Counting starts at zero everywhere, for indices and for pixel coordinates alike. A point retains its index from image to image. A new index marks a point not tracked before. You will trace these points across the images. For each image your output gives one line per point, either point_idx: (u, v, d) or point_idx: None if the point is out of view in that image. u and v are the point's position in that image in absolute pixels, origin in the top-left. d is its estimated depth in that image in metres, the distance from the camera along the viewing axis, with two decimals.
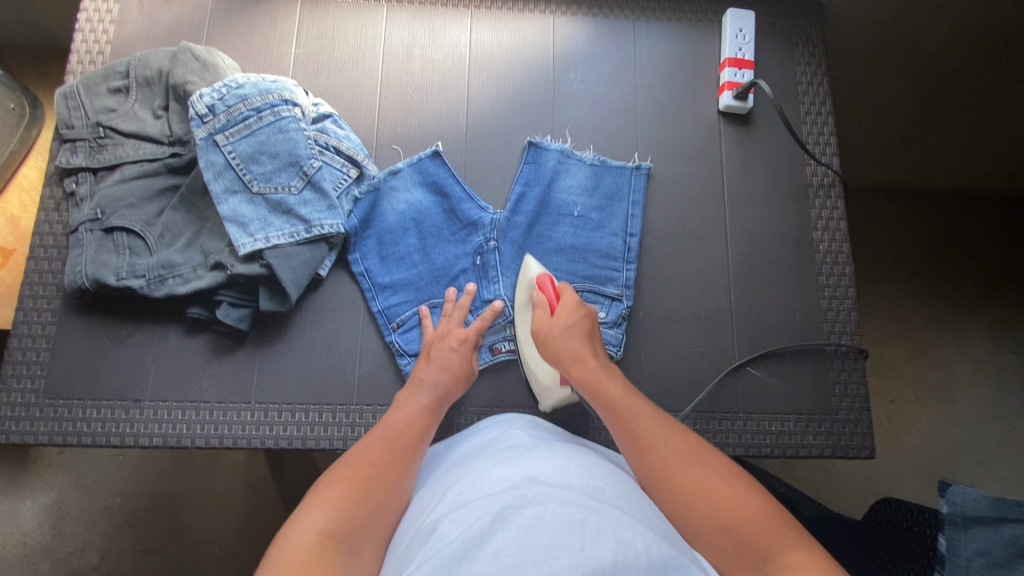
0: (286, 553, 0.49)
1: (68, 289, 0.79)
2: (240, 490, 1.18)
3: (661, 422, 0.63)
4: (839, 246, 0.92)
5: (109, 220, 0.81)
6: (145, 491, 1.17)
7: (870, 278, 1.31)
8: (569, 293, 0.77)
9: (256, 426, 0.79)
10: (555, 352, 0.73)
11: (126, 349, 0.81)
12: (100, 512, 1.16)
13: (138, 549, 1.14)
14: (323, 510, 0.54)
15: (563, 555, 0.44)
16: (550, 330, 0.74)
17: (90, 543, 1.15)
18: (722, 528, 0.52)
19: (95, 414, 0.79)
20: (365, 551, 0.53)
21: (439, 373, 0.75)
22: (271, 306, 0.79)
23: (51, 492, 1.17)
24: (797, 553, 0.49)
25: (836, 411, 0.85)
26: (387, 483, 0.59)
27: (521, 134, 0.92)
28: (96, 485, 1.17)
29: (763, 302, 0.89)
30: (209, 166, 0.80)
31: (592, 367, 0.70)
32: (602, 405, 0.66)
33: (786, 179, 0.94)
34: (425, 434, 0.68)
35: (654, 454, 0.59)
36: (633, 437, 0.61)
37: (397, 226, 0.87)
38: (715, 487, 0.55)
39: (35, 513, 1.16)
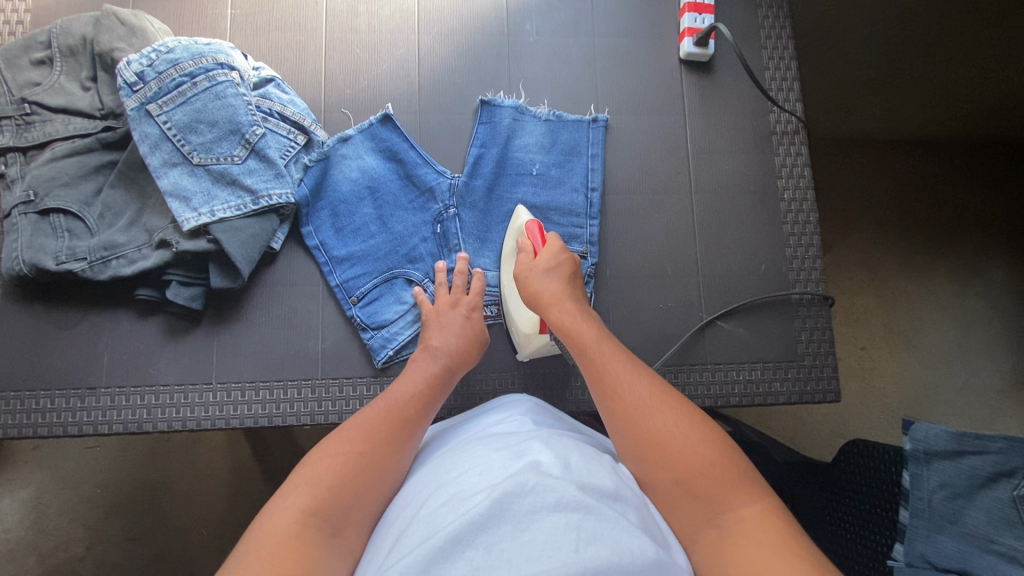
0: (268, 534, 0.49)
1: (8, 277, 0.75)
2: (221, 473, 1.17)
3: (634, 367, 0.63)
4: (803, 193, 0.91)
5: (43, 201, 0.76)
6: (124, 479, 1.16)
7: (842, 228, 1.31)
8: (555, 240, 0.77)
9: (219, 406, 0.77)
10: (533, 294, 0.73)
11: (77, 336, 0.78)
12: (80, 503, 1.15)
13: (122, 536, 1.13)
14: (309, 488, 0.53)
15: (556, 553, 0.43)
16: (530, 271, 0.75)
17: (74, 535, 1.13)
18: (676, 480, 0.54)
19: (49, 405, 0.76)
20: (349, 531, 0.53)
21: (447, 336, 0.73)
22: (223, 284, 0.76)
23: (26, 488, 1.15)
24: (748, 508, 0.51)
25: (803, 357, 0.86)
26: (380, 464, 0.57)
27: (475, 92, 0.89)
28: (74, 477, 1.16)
29: (729, 253, 0.89)
30: (144, 138, 0.75)
31: (568, 311, 0.70)
32: (576, 350, 0.67)
33: (750, 126, 0.92)
34: (430, 408, 0.65)
35: (619, 399, 0.60)
36: (599, 378, 0.63)
37: (351, 195, 0.83)
38: (677, 437, 0.56)
39: (13, 508, 1.14)
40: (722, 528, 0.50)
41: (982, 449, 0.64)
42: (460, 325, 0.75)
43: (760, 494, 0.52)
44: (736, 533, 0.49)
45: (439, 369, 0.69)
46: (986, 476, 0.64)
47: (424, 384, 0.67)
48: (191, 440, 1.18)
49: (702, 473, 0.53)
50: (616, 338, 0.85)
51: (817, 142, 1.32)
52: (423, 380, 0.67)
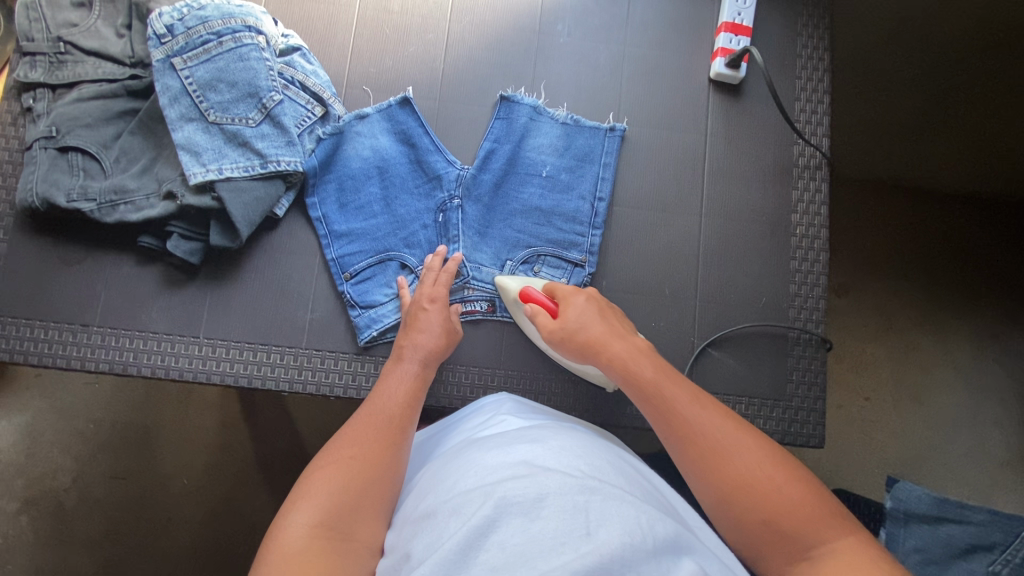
0: (281, 551, 0.50)
1: (21, 207, 0.78)
2: (207, 426, 1.19)
3: (702, 402, 0.60)
4: (816, 231, 0.89)
5: (63, 139, 0.79)
6: (114, 419, 1.19)
7: (862, 274, 1.27)
8: (563, 292, 0.76)
9: (204, 360, 0.79)
10: (576, 340, 0.70)
11: (78, 273, 0.80)
12: (69, 436, 1.18)
13: (104, 473, 1.16)
14: (310, 503, 0.54)
15: (569, 542, 0.44)
16: (562, 329, 0.71)
17: (60, 465, 1.17)
18: (764, 521, 0.51)
19: (43, 335, 0.78)
20: (361, 531, 0.54)
21: (422, 334, 0.74)
22: (221, 241, 0.77)
23: (21, 413, 1.19)
24: (843, 540, 0.49)
25: (791, 397, 0.85)
26: (376, 460, 0.59)
27: (497, 87, 0.88)
28: (67, 410, 1.19)
29: (733, 282, 0.87)
30: (165, 90, 0.76)
31: (619, 351, 0.67)
32: (636, 392, 0.64)
33: (771, 156, 0.90)
34: (413, 404, 0.67)
35: (694, 442, 0.57)
36: (669, 422, 0.59)
37: (360, 173, 0.84)
38: (762, 475, 0.53)
39: (5, 432, 1.18)
40: (815, 563, 0.49)
41: (962, 519, 0.68)
42: (437, 321, 0.75)
43: (846, 525, 0.51)
44: (830, 567, 0.48)
45: (418, 369, 0.71)
46: (959, 546, 0.68)
47: (407, 387, 0.69)
48: (182, 391, 1.20)
49: (790, 511, 0.51)
50: None
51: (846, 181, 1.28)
52: (405, 381, 0.69)
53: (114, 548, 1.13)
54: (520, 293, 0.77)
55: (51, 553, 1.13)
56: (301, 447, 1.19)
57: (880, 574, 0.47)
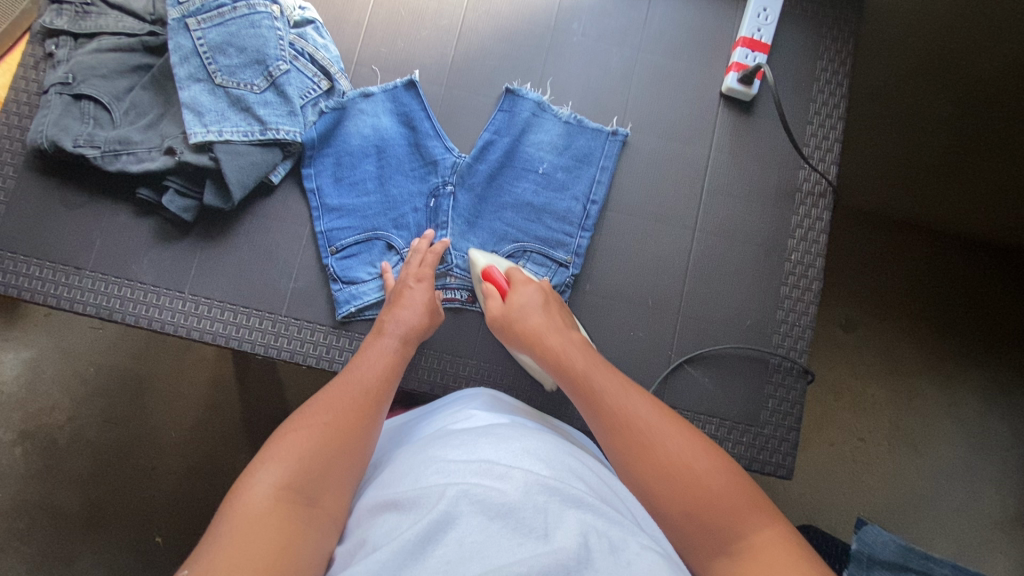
0: (245, 509, 0.51)
1: (31, 148, 0.80)
2: (195, 383, 1.22)
3: (629, 393, 0.64)
4: (812, 259, 0.87)
5: (78, 86, 0.81)
6: (108, 365, 1.22)
7: (867, 313, 1.23)
8: (518, 274, 0.78)
9: (186, 316, 0.81)
10: (521, 329, 0.74)
11: (77, 217, 0.82)
12: (64, 376, 1.22)
13: (92, 416, 1.20)
14: (280, 463, 0.54)
15: (526, 542, 0.47)
16: (509, 314, 0.75)
17: (53, 404, 1.21)
18: (686, 512, 0.54)
19: (37, 273, 0.81)
20: (327, 499, 0.55)
21: (406, 312, 0.75)
22: (214, 201, 0.78)
23: (23, 348, 1.23)
24: (762, 532, 0.52)
25: (763, 424, 0.83)
26: (349, 432, 0.60)
27: (504, 79, 0.88)
28: (65, 351, 1.23)
29: (720, 301, 0.85)
30: (177, 48, 0.78)
31: (556, 343, 0.71)
32: (569, 385, 0.68)
33: (774, 179, 0.88)
34: (391, 381, 0.68)
35: (620, 431, 0.61)
36: (597, 413, 0.64)
37: (357, 150, 0.85)
38: (683, 464, 0.56)
39: (5, 366, 1.22)
40: (739, 554, 0.51)
41: (925, 569, 0.72)
42: (424, 299, 0.77)
43: (767, 518, 0.53)
44: (750, 558, 0.50)
45: (398, 348, 0.72)
46: None
47: (386, 362, 0.69)
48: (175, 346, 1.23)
49: (710, 501, 0.54)
50: None
51: (861, 214, 1.24)
52: (385, 356, 0.70)
53: (96, 489, 1.17)
54: (482, 271, 0.79)
55: (34, 487, 1.17)
56: (281, 415, 1.21)
57: (794, 563, 0.49)
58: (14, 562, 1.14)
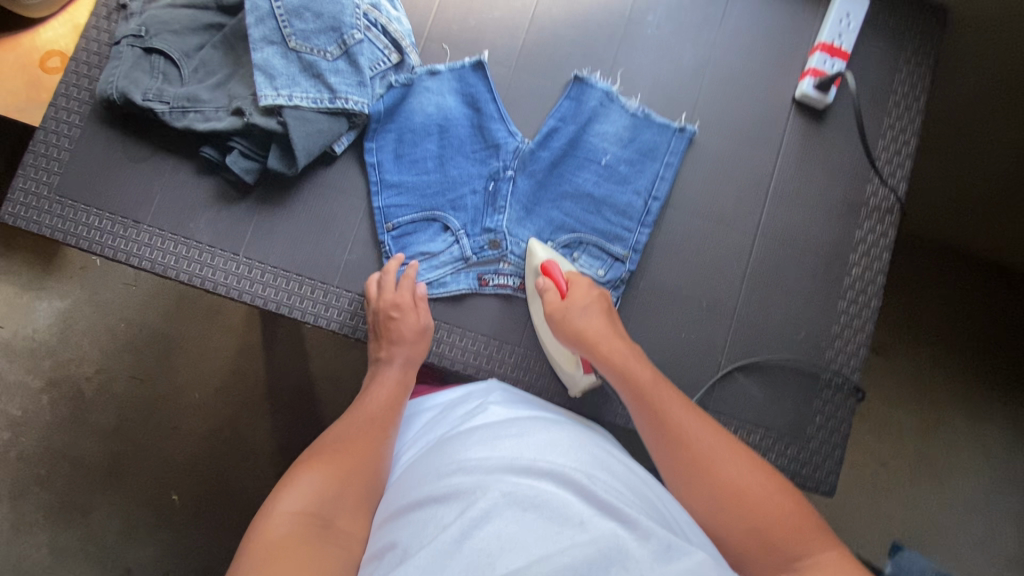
0: (265, 535, 0.49)
1: (99, 98, 0.81)
2: (225, 347, 1.23)
3: (689, 408, 0.63)
4: (873, 276, 0.85)
5: (150, 40, 0.81)
6: (142, 321, 1.23)
7: (908, 341, 1.20)
8: (579, 277, 0.77)
9: (239, 278, 0.81)
10: (576, 332, 0.72)
11: (138, 171, 0.82)
12: (98, 329, 1.23)
13: (124, 371, 1.21)
14: (294, 491, 0.54)
15: (564, 530, 0.48)
16: (567, 312, 0.73)
17: (85, 354, 1.22)
18: (750, 528, 0.53)
19: (96, 223, 0.82)
20: (344, 524, 0.54)
21: (398, 345, 0.75)
22: (278, 166, 0.77)
23: (59, 297, 1.24)
24: (829, 552, 0.51)
25: (809, 439, 0.82)
26: (357, 454, 0.61)
27: (574, 66, 0.87)
28: (100, 304, 1.24)
29: (775, 311, 0.84)
30: (254, 9, 0.77)
31: (617, 349, 0.70)
32: (627, 390, 0.67)
33: (841, 190, 0.86)
34: (395, 408, 0.69)
35: (681, 444, 0.60)
36: (658, 424, 0.62)
37: (420, 127, 0.84)
38: (747, 482, 0.56)
39: (43, 312, 1.24)
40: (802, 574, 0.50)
41: None
42: (418, 325, 0.77)
43: (833, 540, 0.52)
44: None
45: (400, 376, 0.73)
46: None
47: (387, 393, 0.71)
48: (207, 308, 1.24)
49: (775, 520, 0.53)
50: None
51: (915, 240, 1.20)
52: (388, 386, 0.72)
53: (120, 442, 1.18)
54: (543, 264, 0.78)
55: (61, 433, 1.19)
56: (308, 387, 1.21)
57: None
58: (36, 504, 1.16)
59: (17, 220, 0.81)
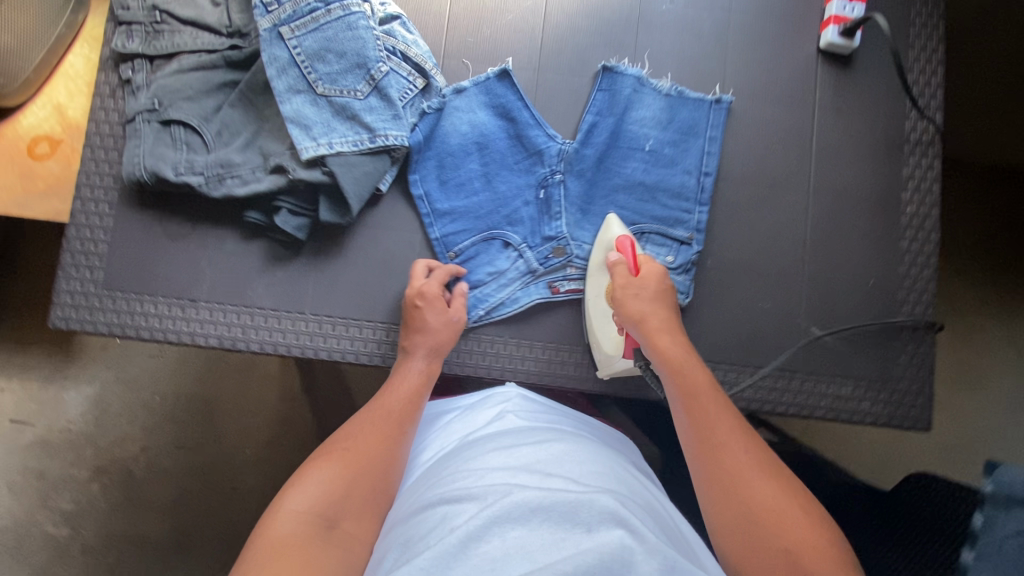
0: (270, 533, 0.52)
1: (128, 182, 0.78)
2: (271, 399, 1.20)
3: (734, 419, 0.62)
4: (927, 209, 0.85)
5: (166, 112, 0.78)
6: (183, 391, 1.20)
7: (986, 284, 1.10)
8: (652, 264, 0.76)
9: (311, 336, 0.79)
10: (639, 316, 0.72)
11: (183, 248, 0.80)
12: (139, 408, 1.19)
13: (174, 445, 1.18)
14: (302, 490, 0.56)
15: (569, 536, 0.46)
16: (635, 292, 0.74)
17: (128, 435, 1.18)
18: (782, 550, 0.51)
19: (152, 310, 0.79)
20: (349, 522, 0.55)
21: (421, 335, 0.73)
22: (332, 217, 0.76)
23: (87, 384, 1.20)
24: None
25: (898, 379, 0.83)
26: (368, 453, 0.61)
27: (599, 57, 0.85)
28: (136, 382, 1.20)
29: (840, 263, 0.84)
30: (273, 61, 0.74)
31: (674, 346, 0.69)
32: (676, 389, 0.65)
33: (882, 131, 0.86)
34: (415, 402, 0.68)
35: (721, 456, 0.58)
36: (703, 428, 0.61)
37: (459, 148, 0.82)
38: (781, 508, 0.54)
39: (78, 402, 1.19)
40: None
41: None
42: (444, 321, 0.75)
43: None
44: None
45: (419, 370, 0.72)
46: None
47: (406, 384, 0.70)
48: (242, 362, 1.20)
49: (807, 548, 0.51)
50: (708, 331, 0.82)
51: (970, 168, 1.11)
52: (410, 377, 0.70)
53: (185, 516, 1.15)
54: (616, 240, 0.78)
55: (121, 518, 1.15)
56: None
57: None
58: None
59: (69, 322, 0.78)
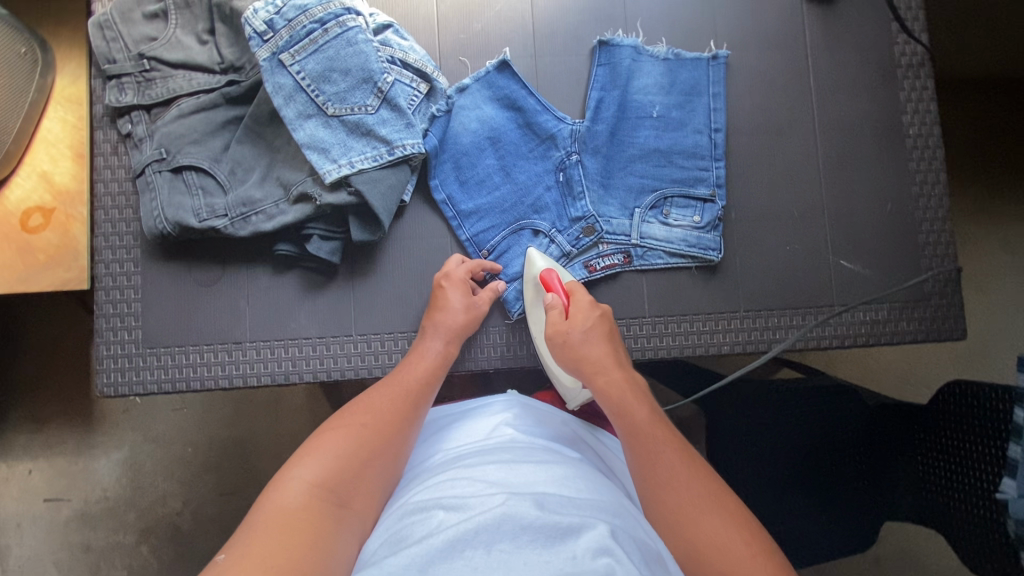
0: (278, 503, 0.54)
1: (150, 237, 0.76)
2: (304, 429, 1.12)
3: (689, 456, 0.61)
4: (930, 128, 0.88)
5: (175, 159, 0.77)
6: (213, 439, 1.13)
7: (991, 191, 1.14)
8: (580, 294, 0.75)
9: (362, 356, 0.79)
10: (576, 358, 0.70)
11: (217, 292, 0.79)
12: (173, 462, 1.12)
13: (217, 494, 1.11)
14: (318, 461, 0.58)
15: (552, 559, 0.46)
16: (567, 335, 0.71)
17: (167, 491, 1.11)
18: None
19: (198, 359, 0.78)
20: (357, 502, 0.57)
21: (442, 315, 0.74)
22: (364, 236, 0.76)
23: (116, 447, 1.13)
24: None
25: (929, 295, 0.85)
26: (385, 434, 0.62)
27: (592, 33, 0.86)
28: (163, 439, 1.13)
29: (856, 194, 0.87)
30: (278, 89, 0.74)
31: (619, 381, 0.68)
32: (624, 426, 0.65)
33: (874, 60, 0.89)
34: (431, 385, 0.69)
35: (671, 492, 0.58)
36: (650, 467, 0.60)
37: (472, 146, 0.82)
38: (735, 541, 0.53)
39: (110, 469, 1.12)
40: None
41: None
42: (465, 304, 0.75)
43: None
44: None
45: (439, 353, 0.72)
46: None
47: (425, 365, 0.71)
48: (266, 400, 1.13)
49: None
50: (743, 281, 0.84)
51: (957, 84, 1.15)
52: (427, 359, 0.71)
53: None
54: (542, 277, 0.77)
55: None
56: None
57: None
58: None
59: (116, 387, 0.77)
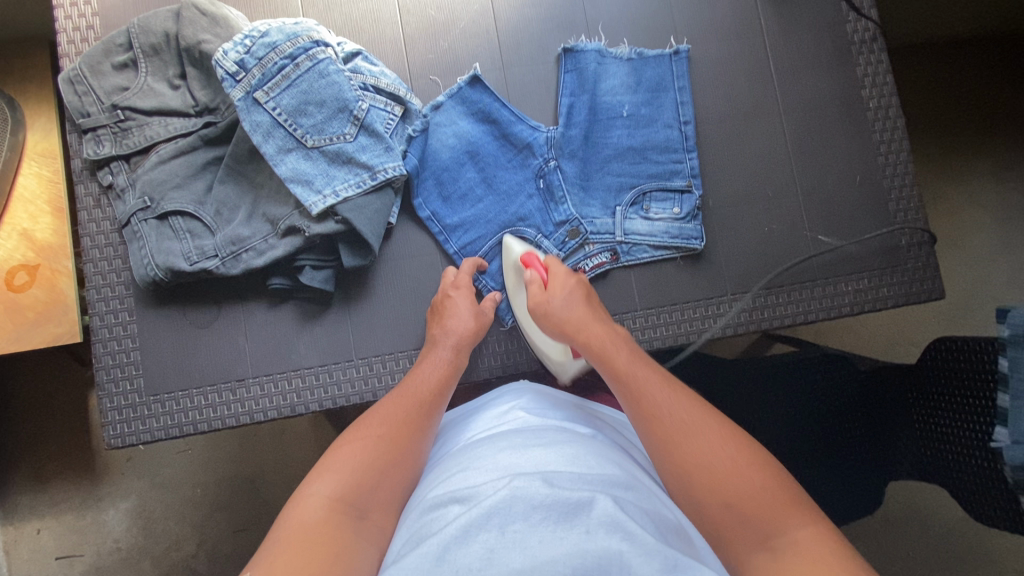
0: (298, 519, 0.54)
1: (143, 284, 0.77)
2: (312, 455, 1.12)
3: (672, 387, 0.63)
4: (888, 98, 0.91)
5: (160, 206, 0.77)
6: (222, 477, 1.12)
7: (954, 152, 1.18)
8: (557, 265, 0.78)
9: (365, 380, 0.80)
10: (558, 324, 0.72)
11: (215, 332, 0.80)
12: (183, 505, 1.12)
13: (232, 530, 1.10)
14: (336, 475, 0.58)
15: (567, 535, 0.46)
16: (548, 304, 0.73)
17: (181, 535, 1.11)
18: (724, 504, 0.52)
19: (203, 401, 0.79)
20: (377, 512, 0.57)
21: (453, 321, 0.76)
22: (356, 262, 0.77)
23: (123, 497, 1.12)
24: (802, 530, 0.49)
25: (905, 260, 0.88)
26: (400, 444, 0.62)
27: (556, 42, 0.88)
28: (171, 483, 1.12)
29: (826, 169, 0.90)
30: (256, 127, 0.75)
31: (598, 334, 0.70)
32: (607, 372, 0.66)
33: (828, 40, 0.92)
34: (445, 393, 0.70)
35: (659, 421, 0.59)
36: (638, 403, 0.62)
37: (452, 162, 0.84)
38: (721, 458, 0.55)
39: (119, 519, 1.11)
40: (778, 551, 0.48)
41: None
42: (472, 313, 0.77)
43: (809, 518, 0.50)
44: (789, 555, 0.47)
45: (450, 359, 0.73)
46: None
47: (438, 372, 0.71)
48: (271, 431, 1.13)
49: (750, 495, 0.52)
50: (727, 265, 0.87)
51: (909, 53, 1.19)
52: (438, 367, 0.71)
53: None
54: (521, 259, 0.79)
55: None
56: None
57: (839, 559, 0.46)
58: None
59: (123, 437, 0.77)
